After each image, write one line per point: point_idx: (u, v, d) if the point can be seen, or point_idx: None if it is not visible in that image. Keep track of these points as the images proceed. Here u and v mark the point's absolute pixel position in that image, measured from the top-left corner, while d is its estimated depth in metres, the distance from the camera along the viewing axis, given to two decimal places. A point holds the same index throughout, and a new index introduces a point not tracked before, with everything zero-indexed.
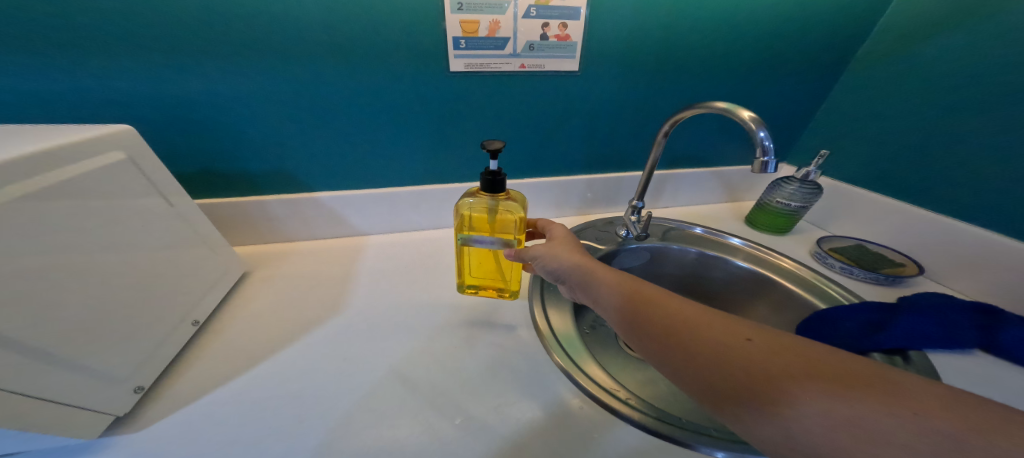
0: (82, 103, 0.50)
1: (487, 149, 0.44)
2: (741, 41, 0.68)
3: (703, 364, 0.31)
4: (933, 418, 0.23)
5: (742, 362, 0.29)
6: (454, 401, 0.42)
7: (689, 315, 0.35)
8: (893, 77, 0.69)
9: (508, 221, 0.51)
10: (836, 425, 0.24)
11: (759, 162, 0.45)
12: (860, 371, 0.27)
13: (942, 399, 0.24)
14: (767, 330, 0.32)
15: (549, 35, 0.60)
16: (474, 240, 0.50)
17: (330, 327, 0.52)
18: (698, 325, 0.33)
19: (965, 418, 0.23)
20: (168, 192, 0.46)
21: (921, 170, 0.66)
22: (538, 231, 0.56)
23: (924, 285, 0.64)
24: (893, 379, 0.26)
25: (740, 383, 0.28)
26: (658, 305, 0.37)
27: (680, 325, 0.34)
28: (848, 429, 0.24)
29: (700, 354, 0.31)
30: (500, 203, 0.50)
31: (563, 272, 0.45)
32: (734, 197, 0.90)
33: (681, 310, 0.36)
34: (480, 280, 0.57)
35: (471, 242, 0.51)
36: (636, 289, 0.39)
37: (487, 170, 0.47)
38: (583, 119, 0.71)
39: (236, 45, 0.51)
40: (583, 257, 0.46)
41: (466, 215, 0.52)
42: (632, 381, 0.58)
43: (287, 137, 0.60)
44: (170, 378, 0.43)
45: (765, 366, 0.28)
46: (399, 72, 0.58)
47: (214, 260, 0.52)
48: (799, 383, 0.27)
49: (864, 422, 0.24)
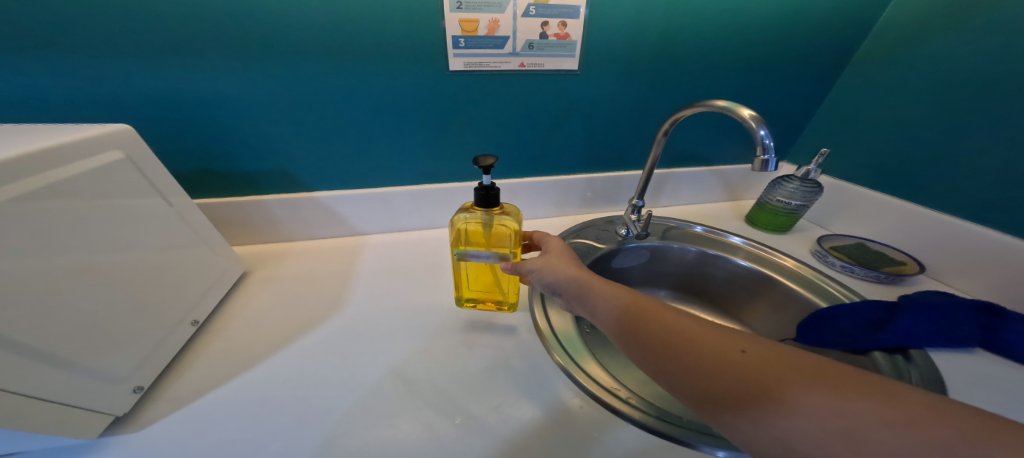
0: (81, 103, 0.50)
1: (480, 165, 0.44)
2: (741, 40, 0.68)
3: (700, 377, 0.31)
4: (926, 427, 0.23)
5: (738, 374, 0.29)
6: (454, 401, 0.42)
7: (684, 326, 0.34)
8: (894, 75, 0.69)
9: (503, 234, 0.51)
10: (831, 437, 0.24)
11: (760, 160, 0.45)
12: (853, 380, 0.26)
13: (936, 407, 0.24)
14: (762, 340, 0.32)
15: (549, 33, 0.60)
16: (470, 254, 0.50)
17: (330, 326, 0.52)
18: (692, 337, 0.33)
19: (959, 428, 0.23)
20: (167, 192, 0.46)
21: (922, 169, 0.66)
22: (534, 244, 0.56)
23: (925, 284, 0.64)
24: (885, 389, 0.26)
25: (737, 396, 0.28)
26: (653, 316, 0.36)
27: (676, 337, 0.34)
28: (840, 438, 0.24)
29: (696, 367, 0.31)
30: (494, 217, 0.51)
31: (559, 284, 0.45)
32: (734, 196, 0.90)
33: (676, 321, 0.35)
34: (480, 293, 0.56)
35: (467, 256, 0.50)
36: (632, 299, 0.39)
37: (480, 185, 0.48)
38: (583, 119, 0.71)
39: (234, 45, 0.51)
40: (580, 268, 0.45)
41: (461, 230, 0.52)
42: (633, 380, 0.58)
43: (286, 137, 0.60)
44: (170, 378, 0.43)
45: (761, 378, 0.28)
46: (398, 71, 0.58)
47: (213, 260, 0.52)
48: (793, 393, 0.26)
49: (858, 432, 0.24)
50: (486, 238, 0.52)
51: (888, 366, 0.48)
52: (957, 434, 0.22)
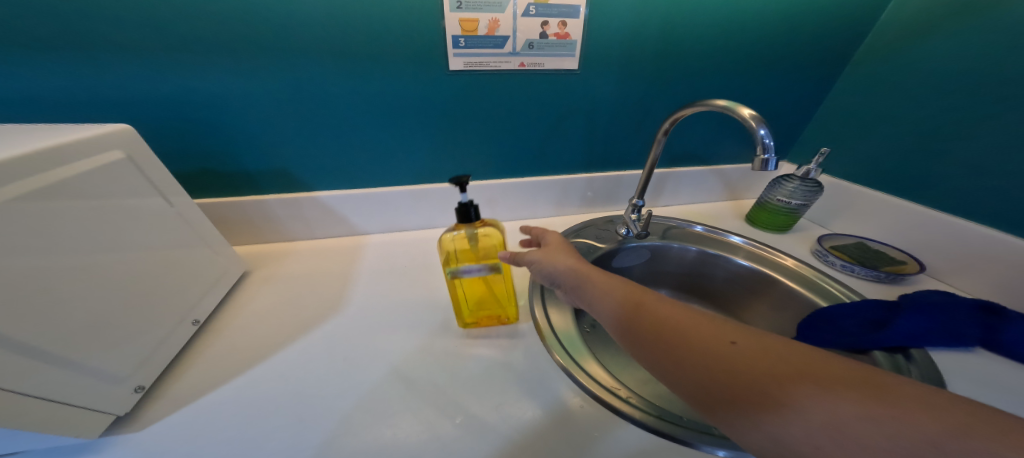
0: (82, 103, 0.50)
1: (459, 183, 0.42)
2: (741, 39, 0.68)
3: (690, 367, 0.31)
4: (915, 421, 0.23)
5: (728, 366, 0.29)
6: (454, 401, 0.42)
7: (677, 318, 0.35)
8: (894, 74, 0.69)
9: (488, 247, 0.51)
10: (816, 429, 0.24)
11: (760, 159, 0.45)
12: (845, 373, 0.26)
13: (925, 401, 0.24)
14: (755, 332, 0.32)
15: (549, 33, 0.60)
16: (463, 270, 0.48)
17: (330, 326, 0.52)
18: (686, 330, 0.34)
19: (948, 421, 0.22)
20: (167, 192, 0.46)
21: (923, 168, 0.66)
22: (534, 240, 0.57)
23: (926, 283, 0.64)
24: (877, 382, 0.25)
25: (725, 387, 0.29)
26: (648, 309, 0.37)
27: (670, 331, 0.34)
28: (826, 434, 0.24)
29: (687, 358, 0.32)
30: (478, 230, 0.50)
31: (557, 276, 0.47)
32: (735, 196, 0.90)
33: (670, 313, 0.36)
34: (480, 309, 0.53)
35: (460, 273, 0.48)
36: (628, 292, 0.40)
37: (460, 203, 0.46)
38: (583, 118, 0.71)
39: (234, 44, 0.51)
40: (578, 261, 0.47)
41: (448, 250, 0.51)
42: (632, 380, 0.58)
43: (286, 137, 0.60)
44: (171, 378, 0.43)
45: (750, 370, 0.29)
46: (399, 71, 0.58)
47: (214, 260, 0.52)
48: (781, 385, 0.27)
49: (844, 425, 0.24)
50: (473, 252, 0.51)
51: (890, 367, 0.48)
52: (945, 429, 0.22)
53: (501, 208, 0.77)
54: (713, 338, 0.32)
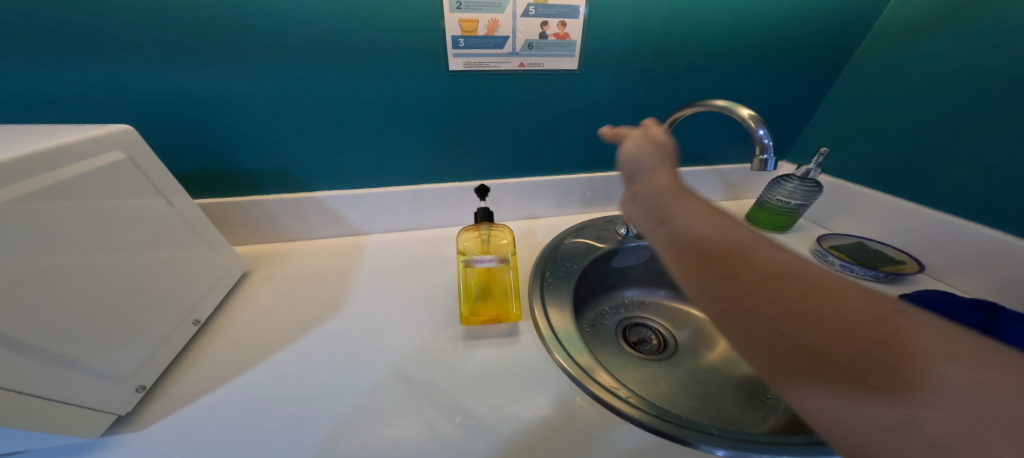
0: (84, 105, 0.50)
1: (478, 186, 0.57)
2: (741, 39, 0.68)
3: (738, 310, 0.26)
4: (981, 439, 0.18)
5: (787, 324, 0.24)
6: (454, 400, 0.42)
7: (756, 258, 0.27)
8: (895, 73, 0.68)
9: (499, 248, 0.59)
10: (834, 411, 0.22)
11: (759, 160, 0.45)
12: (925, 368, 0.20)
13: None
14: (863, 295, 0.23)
15: (548, 33, 0.60)
16: (476, 259, 0.54)
17: (330, 326, 0.52)
18: (776, 276, 0.26)
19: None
20: (168, 192, 0.46)
21: (922, 167, 0.66)
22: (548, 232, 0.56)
23: (925, 283, 0.64)
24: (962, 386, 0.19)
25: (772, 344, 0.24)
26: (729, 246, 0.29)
27: (757, 273, 0.26)
28: (877, 433, 0.20)
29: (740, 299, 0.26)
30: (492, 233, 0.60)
31: (640, 171, 0.43)
32: (735, 195, 0.90)
33: (752, 250, 0.28)
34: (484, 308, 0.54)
35: (474, 261, 0.53)
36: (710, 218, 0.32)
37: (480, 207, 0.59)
38: (583, 118, 0.71)
39: (234, 44, 0.51)
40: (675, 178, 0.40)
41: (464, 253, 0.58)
42: (632, 380, 0.59)
43: (287, 137, 0.60)
44: (172, 377, 0.43)
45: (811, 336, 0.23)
46: (399, 71, 0.58)
47: (214, 261, 0.53)
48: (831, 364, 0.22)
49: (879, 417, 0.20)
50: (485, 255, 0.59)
51: None
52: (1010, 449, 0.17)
53: (501, 208, 0.77)
54: (855, 296, 0.23)
